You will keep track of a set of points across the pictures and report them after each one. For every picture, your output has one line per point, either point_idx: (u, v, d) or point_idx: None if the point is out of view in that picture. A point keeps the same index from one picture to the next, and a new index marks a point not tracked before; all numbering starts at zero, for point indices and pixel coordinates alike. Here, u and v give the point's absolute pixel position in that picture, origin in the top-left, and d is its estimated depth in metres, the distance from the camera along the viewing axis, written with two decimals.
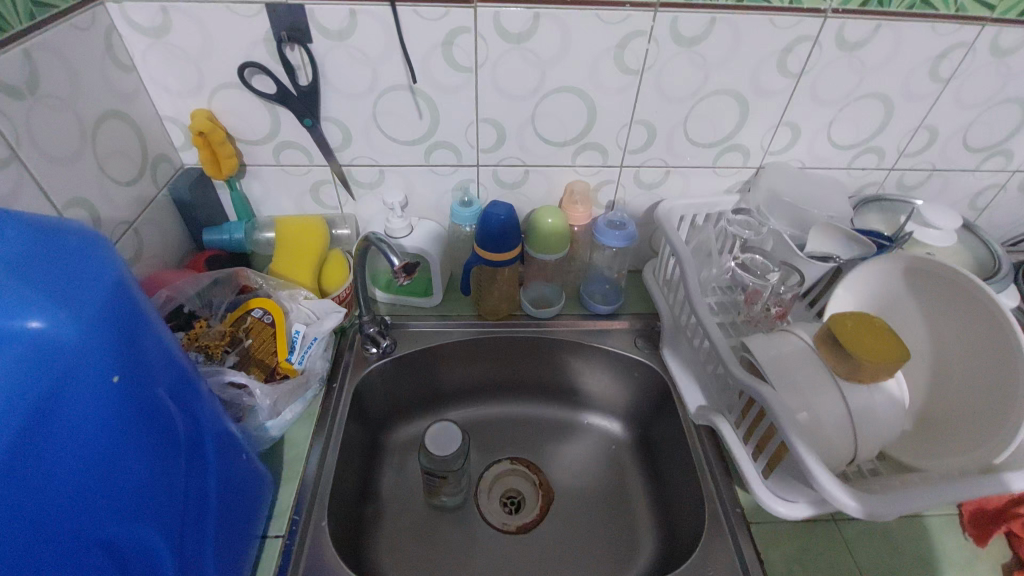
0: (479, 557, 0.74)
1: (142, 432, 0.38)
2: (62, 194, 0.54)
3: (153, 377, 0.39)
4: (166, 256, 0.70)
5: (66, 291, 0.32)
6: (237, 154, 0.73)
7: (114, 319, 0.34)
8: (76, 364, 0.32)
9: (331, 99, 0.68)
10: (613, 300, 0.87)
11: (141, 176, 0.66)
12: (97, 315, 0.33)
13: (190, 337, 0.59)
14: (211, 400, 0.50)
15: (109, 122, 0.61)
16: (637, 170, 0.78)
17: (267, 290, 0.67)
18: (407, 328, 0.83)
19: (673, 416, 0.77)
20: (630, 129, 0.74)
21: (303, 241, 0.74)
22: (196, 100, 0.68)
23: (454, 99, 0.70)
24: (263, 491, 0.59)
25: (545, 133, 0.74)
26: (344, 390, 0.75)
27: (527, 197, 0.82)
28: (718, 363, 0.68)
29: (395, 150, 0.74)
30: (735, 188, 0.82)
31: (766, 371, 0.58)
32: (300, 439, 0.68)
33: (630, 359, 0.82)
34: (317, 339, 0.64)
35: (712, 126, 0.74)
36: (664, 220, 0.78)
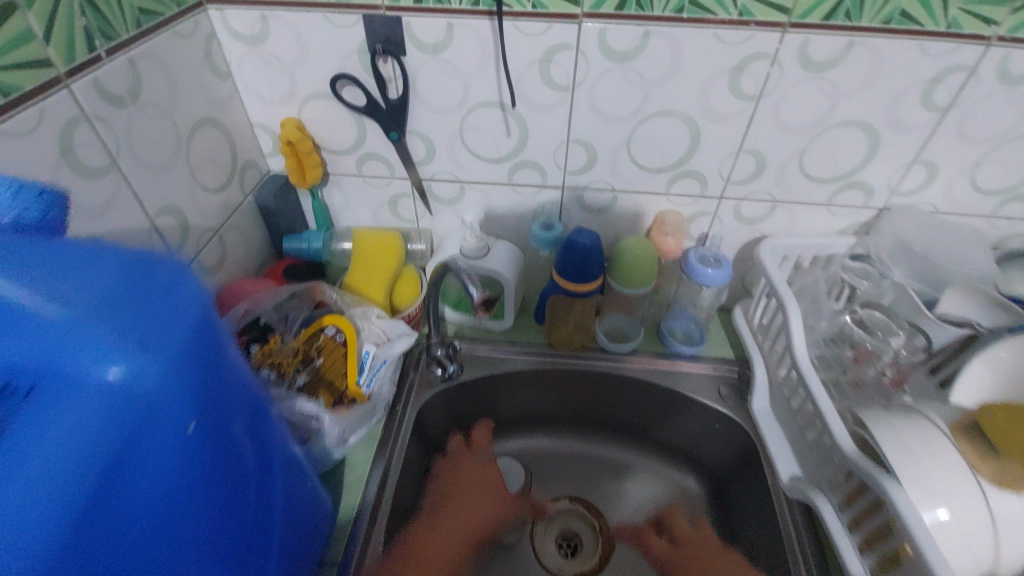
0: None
1: (215, 478, 0.35)
2: (155, 202, 0.55)
3: (227, 417, 0.37)
4: (247, 261, 0.71)
5: (152, 334, 0.30)
6: (321, 163, 0.72)
7: (196, 360, 0.32)
8: (154, 412, 0.30)
9: (419, 113, 0.66)
10: (697, 339, 0.80)
11: (230, 182, 0.66)
12: (180, 357, 0.31)
13: (263, 352, 0.58)
14: (280, 428, 0.48)
15: (203, 129, 0.61)
16: (738, 202, 0.72)
17: (341, 306, 0.65)
18: (474, 351, 0.80)
19: (757, 476, 0.69)
20: (736, 159, 0.67)
21: (382, 256, 0.71)
22: (287, 108, 0.67)
23: (545, 118, 0.65)
24: (324, 519, 0.57)
25: (640, 159, 0.68)
26: (407, 412, 0.72)
27: (612, 223, 0.76)
28: (822, 430, 0.60)
29: (478, 167, 0.71)
30: (852, 229, 0.73)
31: (887, 458, 0.50)
32: (360, 461, 0.66)
33: (712, 408, 0.75)
34: (386, 362, 0.62)
35: (832, 159, 0.66)
36: (765, 259, 0.70)
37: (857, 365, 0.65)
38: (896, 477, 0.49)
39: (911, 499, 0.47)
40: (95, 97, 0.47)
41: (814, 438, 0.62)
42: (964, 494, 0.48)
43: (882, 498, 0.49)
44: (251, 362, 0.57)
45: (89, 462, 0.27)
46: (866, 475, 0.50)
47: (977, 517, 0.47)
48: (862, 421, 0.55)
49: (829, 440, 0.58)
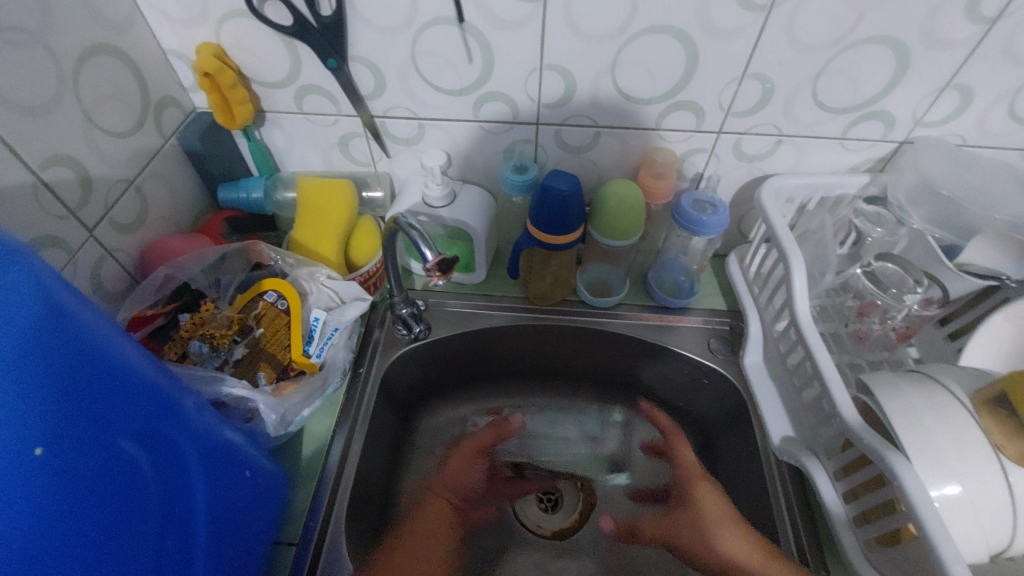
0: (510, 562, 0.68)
1: (93, 487, 0.31)
2: (38, 153, 0.45)
3: (109, 417, 0.33)
4: (176, 216, 0.62)
5: None
6: (252, 98, 0.61)
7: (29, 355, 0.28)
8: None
9: (362, 35, 0.55)
10: (687, 292, 0.73)
11: (142, 124, 0.56)
12: (6, 353, 0.27)
13: (194, 322, 0.52)
14: (201, 416, 0.42)
15: (96, 59, 0.50)
16: (738, 137, 0.62)
17: (283, 268, 0.57)
18: (444, 307, 0.73)
19: (745, 435, 0.65)
20: (739, 86, 0.57)
21: (329, 207, 0.63)
22: (202, 31, 0.56)
23: (514, 39, 0.54)
24: (278, 495, 0.52)
25: (626, 87, 0.58)
26: (371, 376, 0.66)
27: (594, 163, 0.67)
28: (819, 395, 0.55)
29: (438, 100, 0.61)
30: (865, 167, 0.65)
31: (897, 435, 0.45)
32: (318, 432, 0.61)
33: (701, 364, 0.69)
34: (339, 329, 0.55)
35: (851, 85, 0.56)
36: (767, 201, 0.62)
37: (861, 318, 0.59)
38: (904, 454, 0.44)
39: (920, 478, 0.42)
40: None
41: (809, 401, 0.57)
42: (982, 469, 0.43)
43: (884, 474, 0.44)
44: (180, 335, 0.51)
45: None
46: (869, 450, 0.45)
47: (994, 495, 0.42)
48: (865, 387, 0.50)
49: (826, 406, 0.53)
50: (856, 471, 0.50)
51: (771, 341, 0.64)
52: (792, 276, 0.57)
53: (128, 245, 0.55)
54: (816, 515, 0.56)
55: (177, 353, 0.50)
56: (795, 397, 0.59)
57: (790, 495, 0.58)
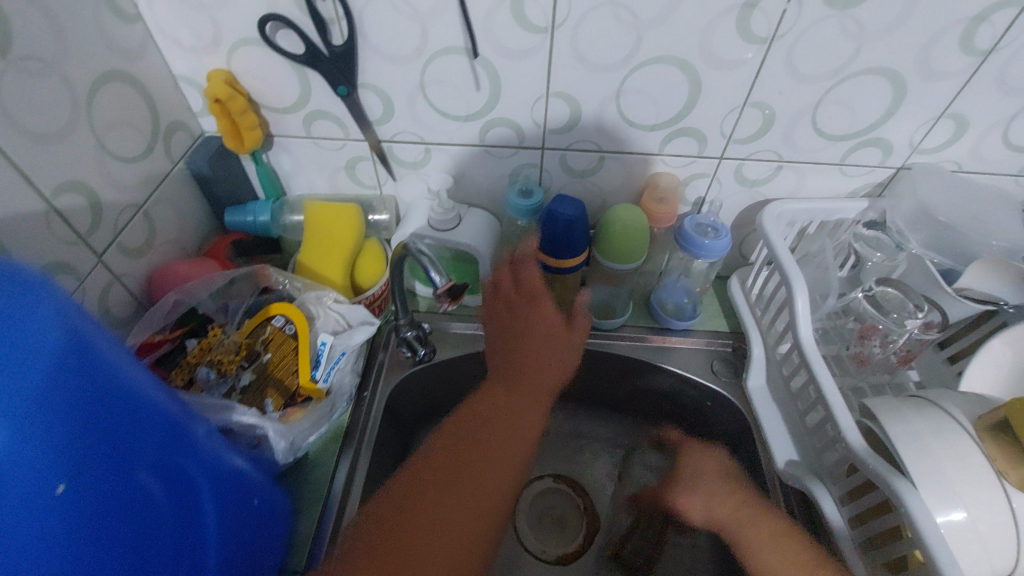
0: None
1: (108, 521, 0.31)
2: (51, 179, 0.46)
3: (126, 449, 0.33)
4: (183, 240, 0.62)
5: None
6: (261, 123, 0.62)
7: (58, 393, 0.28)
8: (14, 462, 0.26)
9: (372, 63, 0.56)
10: (691, 315, 0.73)
11: (152, 149, 0.57)
12: (37, 392, 0.27)
13: (202, 348, 0.52)
14: (211, 443, 0.42)
15: (109, 86, 0.51)
16: (740, 163, 0.63)
17: (291, 292, 0.57)
18: (449, 329, 0.73)
19: (750, 459, 0.65)
20: (741, 114, 0.58)
21: (336, 230, 0.64)
22: (214, 58, 0.57)
23: (522, 68, 0.55)
24: (285, 522, 0.52)
25: (630, 114, 0.59)
26: (376, 398, 0.66)
27: (598, 186, 0.68)
28: (823, 418, 0.55)
29: (445, 126, 0.61)
30: (864, 192, 0.66)
31: (904, 461, 0.45)
32: (323, 456, 0.60)
33: (705, 387, 0.69)
34: (346, 353, 0.55)
35: (850, 113, 0.58)
36: (769, 224, 0.63)
37: (863, 342, 0.59)
38: (909, 480, 0.44)
39: (926, 504, 0.42)
40: None
41: (814, 424, 0.58)
42: (987, 495, 0.43)
43: (891, 500, 0.45)
44: (187, 360, 0.51)
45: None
46: (876, 476, 0.45)
47: (1000, 521, 0.42)
48: (870, 411, 0.51)
49: (831, 430, 0.53)
50: (862, 496, 0.50)
51: (774, 364, 0.64)
52: (795, 299, 0.58)
53: (136, 269, 0.55)
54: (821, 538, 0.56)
55: (185, 379, 0.50)
56: (799, 420, 0.59)
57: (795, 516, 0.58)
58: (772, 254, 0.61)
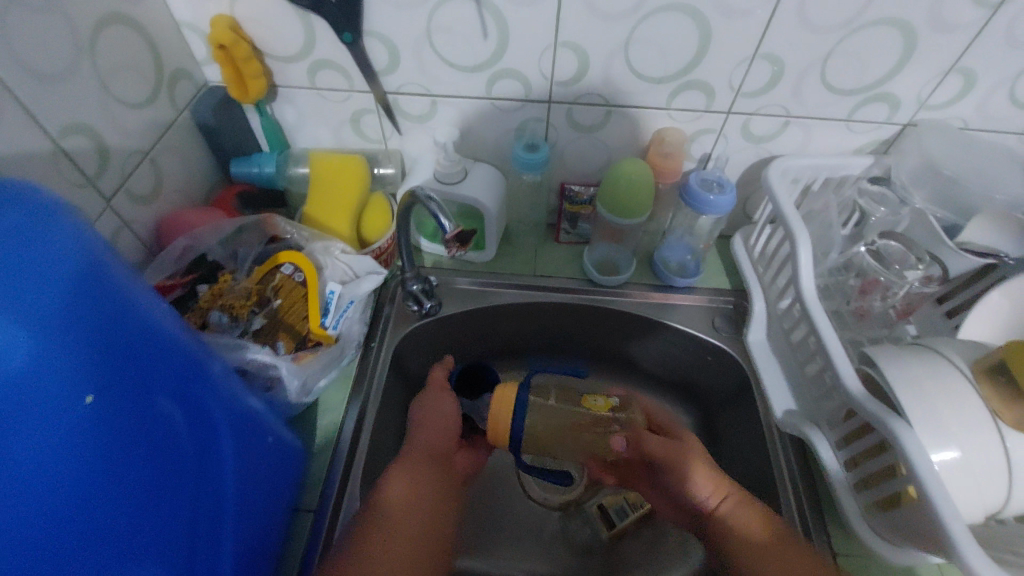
0: (498, 543, 0.69)
1: (129, 445, 0.31)
2: (58, 120, 0.45)
3: (149, 379, 0.33)
4: (189, 190, 0.62)
5: (23, 284, 0.26)
6: (265, 73, 0.61)
7: (85, 311, 0.29)
8: (41, 371, 0.26)
9: (378, 9, 0.55)
10: (693, 272, 0.74)
11: (157, 95, 0.56)
12: (62, 304, 0.27)
13: (213, 293, 0.52)
14: (227, 381, 0.43)
15: (110, 28, 0.50)
16: (747, 118, 0.63)
17: (299, 241, 0.58)
18: (454, 284, 0.73)
19: (749, 410, 0.66)
20: (750, 66, 0.58)
21: (342, 181, 0.63)
22: (216, 2, 0.56)
23: (530, 16, 0.55)
24: (297, 463, 0.53)
25: (638, 66, 0.59)
26: (383, 350, 0.67)
27: (604, 142, 0.68)
28: (822, 368, 0.57)
29: (451, 77, 0.61)
30: (869, 149, 0.66)
31: (899, 402, 0.47)
32: (332, 404, 0.62)
33: (706, 343, 0.70)
34: (354, 302, 0.56)
35: (859, 66, 0.57)
36: (774, 179, 0.63)
37: (863, 296, 0.60)
38: (906, 420, 0.45)
39: (920, 442, 0.44)
40: None
41: (812, 375, 0.59)
42: (981, 436, 0.44)
43: (886, 440, 0.46)
44: (199, 305, 0.52)
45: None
46: (872, 417, 0.47)
47: (991, 459, 0.44)
48: (869, 359, 0.52)
49: (830, 378, 0.55)
50: (857, 439, 0.52)
51: (775, 319, 0.65)
52: (798, 253, 0.58)
53: (144, 216, 0.56)
54: (815, 479, 0.58)
55: (197, 322, 0.51)
56: (798, 371, 0.61)
57: (792, 466, 0.59)
58: (776, 208, 0.62)
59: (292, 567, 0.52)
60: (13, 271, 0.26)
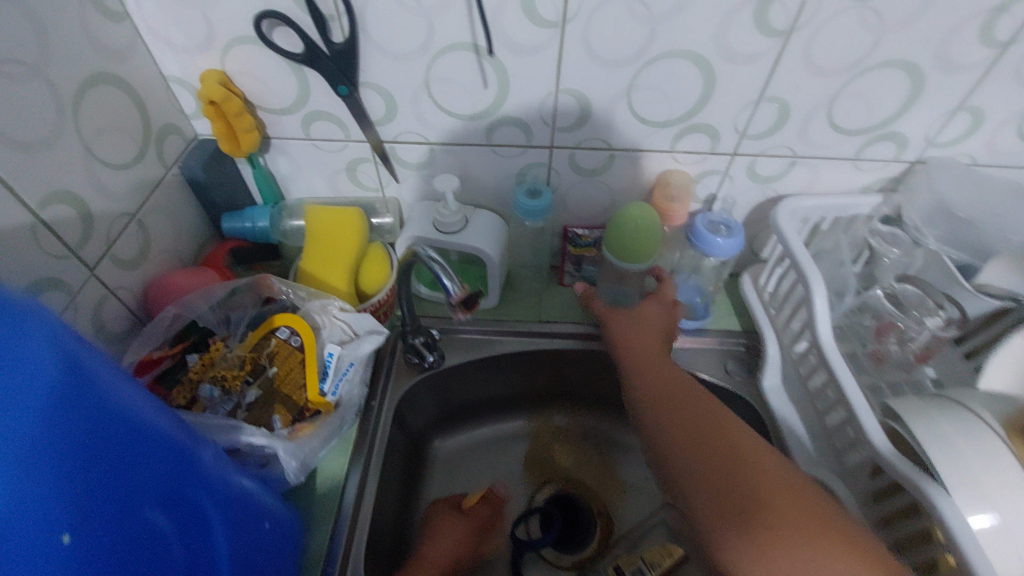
0: None
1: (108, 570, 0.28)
2: (37, 190, 0.43)
3: (131, 485, 0.30)
4: (179, 248, 0.60)
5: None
6: (258, 125, 0.59)
7: (58, 426, 0.26)
8: (10, 515, 0.24)
9: (374, 61, 0.53)
10: (703, 314, 0.71)
11: (144, 154, 0.54)
12: (35, 432, 0.25)
13: (204, 363, 0.50)
14: (219, 467, 0.40)
15: (95, 89, 0.48)
16: (753, 159, 0.62)
17: (295, 302, 0.55)
18: (456, 333, 0.70)
19: None
20: (755, 108, 0.57)
21: (339, 235, 0.61)
22: (206, 58, 0.54)
23: (531, 64, 0.53)
24: (294, 543, 0.50)
25: (642, 111, 0.57)
26: (384, 407, 0.64)
27: (607, 185, 0.66)
28: (844, 420, 0.54)
29: (450, 126, 0.59)
30: (877, 186, 0.65)
31: (932, 463, 0.45)
32: (332, 470, 0.58)
33: (719, 388, 0.68)
34: (354, 364, 0.53)
35: (866, 106, 0.56)
36: (784, 221, 0.62)
37: (880, 339, 0.59)
38: (940, 484, 0.43)
39: (958, 508, 0.42)
40: None
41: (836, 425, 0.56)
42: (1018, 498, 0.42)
43: (921, 503, 0.44)
44: (188, 377, 0.49)
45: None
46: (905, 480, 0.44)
47: None
48: (895, 412, 0.50)
49: (854, 432, 0.52)
50: (888, 499, 0.49)
51: (791, 363, 0.63)
52: (814, 298, 0.56)
53: (131, 281, 0.53)
54: None
55: (187, 397, 0.48)
56: (818, 420, 0.58)
57: None
58: (788, 251, 0.60)
59: None
60: None
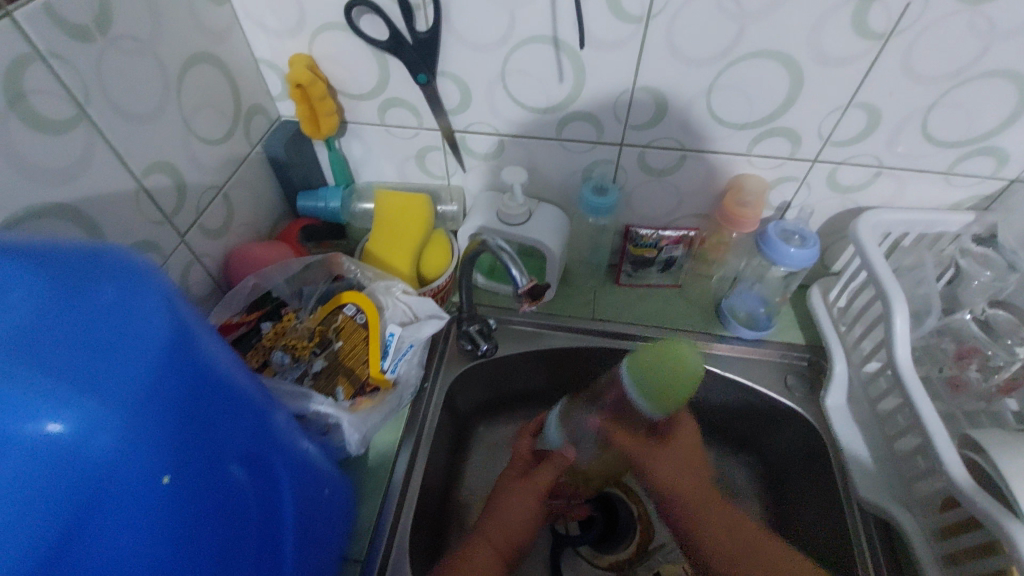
0: None
1: (198, 519, 0.30)
2: (141, 159, 0.46)
3: (222, 442, 0.32)
4: (257, 222, 0.63)
5: (104, 365, 0.25)
6: (338, 109, 0.61)
7: (168, 384, 0.28)
8: (123, 462, 0.26)
9: (454, 51, 0.54)
10: (764, 325, 0.69)
11: (234, 131, 0.57)
12: (149, 384, 0.27)
13: (277, 332, 0.52)
14: (288, 431, 0.42)
15: (195, 68, 0.51)
16: (834, 167, 0.59)
17: (361, 280, 0.57)
18: (510, 323, 0.71)
19: (825, 480, 0.61)
20: (843, 114, 0.54)
21: (405, 220, 0.63)
22: (296, 42, 0.56)
23: (609, 60, 0.53)
24: (348, 510, 0.52)
25: (720, 111, 0.56)
26: (436, 390, 0.65)
27: (675, 186, 0.65)
28: (917, 446, 0.51)
29: (521, 118, 0.60)
30: (970, 204, 0.61)
31: (1019, 502, 0.41)
32: (384, 446, 0.60)
33: (777, 402, 0.65)
34: (413, 346, 0.54)
35: (966, 117, 0.53)
36: (863, 233, 0.59)
37: (959, 363, 0.55)
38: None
39: None
40: (48, 27, 0.37)
41: (905, 452, 0.53)
42: None
43: (1001, 542, 0.41)
44: (262, 343, 0.51)
45: (36, 528, 0.23)
46: (986, 516, 0.41)
47: None
48: (977, 444, 0.47)
49: (926, 460, 0.50)
50: (958, 535, 0.47)
51: (859, 384, 0.60)
52: (892, 317, 0.54)
53: (214, 250, 0.56)
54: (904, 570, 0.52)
55: (259, 361, 0.50)
56: (886, 445, 0.55)
57: (874, 549, 0.54)
58: (866, 266, 0.57)
59: None
60: (94, 351, 0.25)
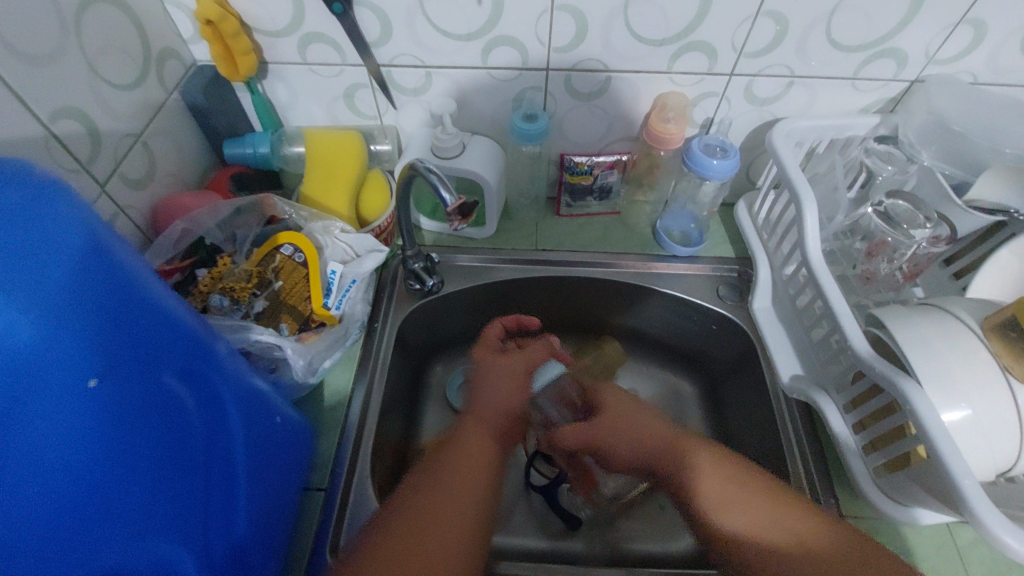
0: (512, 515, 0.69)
1: (135, 423, 0.31)
2: (45, 103, 0.44)
3: (154, 355, 0.34)
4: (183, 174, 0.61)
5: (21, 266, 0.25)
6: (255, 49, 0.59)
7: (88, 291, 0.29)
8: (53, 361, 0.26)
9: None
10: (696, 241, 0.73)
11: (146, 76, 0.55)
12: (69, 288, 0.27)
13: (213, 277, 0.52)
14: (232, 360, 0.43)
15: (94, 7, 0.49)
16: (750, 80, 0.62)
17: (297, 222, 0.57)
18: (455, 261, 0.72)
19: (754, 376, 0.66)
20: (754, 25, 0.56)
21: (337, 161, 0.63)
22: None
23: None
24: (305, 442, 0.54)
25: (639, 28, 0.57)
26: (387, 330, 0.66)
27: (604, 109, 0.66)
28: (829, 331, 0.56)
29: (445, 47, 0.59)
30: (875, 108, 0.65)
31: (909, 363, 0.47)
32: (339, 384, 0.62)
33: (711, 312, 0.70)
34: (357, 281, 0.56)
35: (866, 20, 0.55)
36: (779, 141, 0.62)
37: (869, 259, 0.60)
38: (916, 380, 0.45)
39: (931, 402, 0.44)
40: None
41: (819, 340, 0.59)
42: (990, 393, 0.45)
43: (897, 401, 0.46)
44: (199, 289, 0.51)
45: None
46: (883, 379, 0.46)
47: (1000, 415, 0.44)
48: (878, 321, 0.52)
49: (837, 342, 0.55)
50: (863, 402, 0.52)
51: (781, 285, 0.65)
52: (804, 216, 0.57)
53: (140, 201, 0.55)
54: (822, 444, 0.58)
55: (199, 305, 0.51)
56: (804, 336, 0.61)
57: (797, 429, 0.60)
58: (781, 171, 0.61)
59: (307, 547, 0.52)
60: (11, 253, 0.25)
